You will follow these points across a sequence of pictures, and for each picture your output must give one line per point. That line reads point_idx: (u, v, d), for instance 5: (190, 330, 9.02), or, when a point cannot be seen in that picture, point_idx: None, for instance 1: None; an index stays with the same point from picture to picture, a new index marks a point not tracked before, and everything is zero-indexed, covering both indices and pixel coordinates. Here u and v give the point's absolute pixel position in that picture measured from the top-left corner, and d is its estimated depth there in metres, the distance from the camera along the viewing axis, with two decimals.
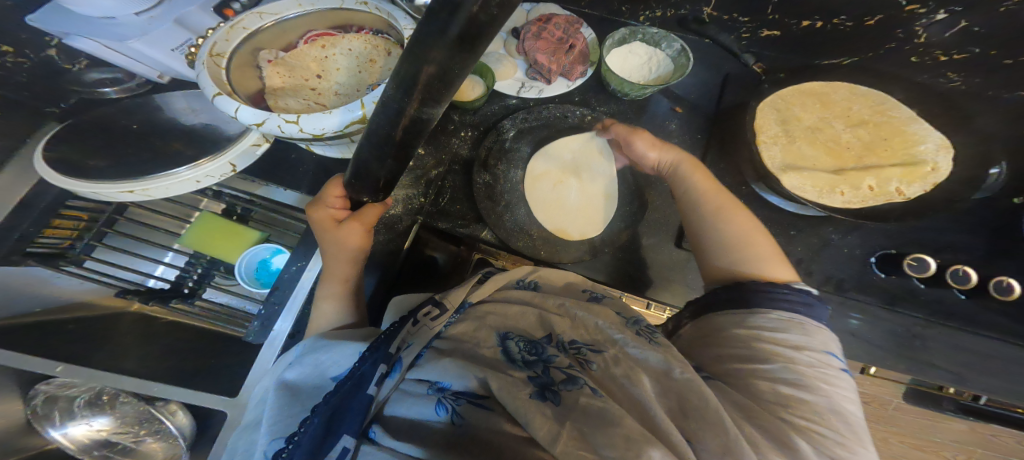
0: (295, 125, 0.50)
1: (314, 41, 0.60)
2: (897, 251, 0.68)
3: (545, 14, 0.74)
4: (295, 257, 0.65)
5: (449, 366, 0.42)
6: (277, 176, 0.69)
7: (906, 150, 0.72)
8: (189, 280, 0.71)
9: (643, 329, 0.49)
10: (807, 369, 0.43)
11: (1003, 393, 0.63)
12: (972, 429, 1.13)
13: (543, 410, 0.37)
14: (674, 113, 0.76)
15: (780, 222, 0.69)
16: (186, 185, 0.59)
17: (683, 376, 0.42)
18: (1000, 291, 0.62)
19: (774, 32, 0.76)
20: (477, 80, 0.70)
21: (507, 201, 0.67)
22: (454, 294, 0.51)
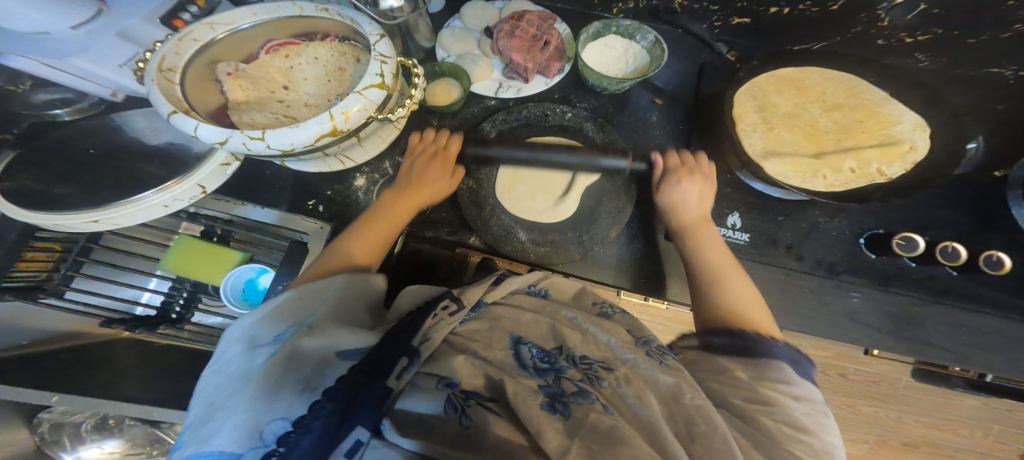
0: (261, 142, 0.47)
1: (276, 51, 0.58)
2: (885, 231, 0.64)
3: (517, 12, 0.71)
4: (279, 277, 0.59)
5: (461, 366, 0.42)
6: (253, 193, 0.68)
7: (883, 131, 0.68)
8: (176, 305, 0.68)
9: (655, 350, 0.46)
10: (808, 417, 0.39)
11: (1006, 369, 0.61)
12: (986, 405, 1.14)
13: (554, 424, 0.36)
14: (654, 105, 0.73)
15: (779, 207, 0.66)
16: (154, 210, 0.57)
17: (693, 401, 0.39)
18: (990, 265, 0.58)
19: (745, 19, 0.72)
20: (453, 83, 0.68)
21: (492, 205, 0.65)
22: (472, 291, 0.49)
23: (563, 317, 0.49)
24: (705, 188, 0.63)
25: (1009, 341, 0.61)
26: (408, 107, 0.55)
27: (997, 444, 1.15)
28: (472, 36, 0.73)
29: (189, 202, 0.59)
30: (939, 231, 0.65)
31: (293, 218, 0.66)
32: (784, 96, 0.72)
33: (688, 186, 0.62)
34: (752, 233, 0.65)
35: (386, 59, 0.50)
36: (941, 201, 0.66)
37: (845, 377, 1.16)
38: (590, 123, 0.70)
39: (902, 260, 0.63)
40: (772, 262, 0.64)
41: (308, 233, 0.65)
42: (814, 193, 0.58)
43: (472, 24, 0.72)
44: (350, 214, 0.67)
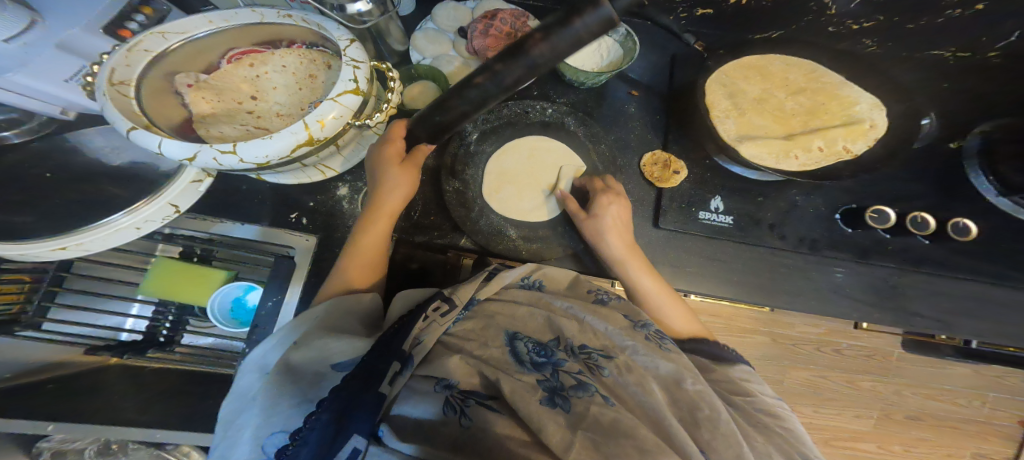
0: (233, 156, 0.46)
1: (240, 59, 0.57)
2: (857, 206, 0.65)
3: (490, 10, 0.70)
4: (269, 291, 0.60)
5: (456, 366, 0.41)
6: (229, 210, 0.66)
7: (844, 111, 0.69)
8: (163, 328, 0.67)
9: (653, 333, 0.47)
10: (776, 405, 0.46)
11: (985, 333, 0.63)
12: (976, 372, 1.18)
13: (555, 418, 0.37)
14: (631, 97, 0.73)
15: (759, 189, 0.67)
16: (126, 233, 0.56)
17: (695, 387, 0.41)
18: (957, 232, 0.62)
19: (708, 12, 0.73)
20: (430, 85, 0.68)
21: (480, 206, 0.64)
22: (463, 289, 0.47)
23: (558, 308, 0.49)
24: (620, 225, 0.60)
25: (986, 305, 0.63)
26: (385, 112, 0.55)
27: (990, 410, 1.18)
28: (445, 36, 0.72)
29: (162, 223, 0.59)
30: (911, 202, 0.66)
31: (276, 233, 0.65)
32: (751, 82, 0.73)
33: (611, 217, 0.59)
34: (734, 216, 0.65)
35: (358, 63, 0.50)
36: (910, 175, 0.68)
37: (839, 353, 1.17)
38: (572, 118, 0.70)
39: (878, 233, 0.64)
40: (755, 243, 0.64)
41: (294, 245, 0.64)
42: (790, 172, 0.60)
43: (444, 24, 0.72)
44: (335, 223, 0.66)
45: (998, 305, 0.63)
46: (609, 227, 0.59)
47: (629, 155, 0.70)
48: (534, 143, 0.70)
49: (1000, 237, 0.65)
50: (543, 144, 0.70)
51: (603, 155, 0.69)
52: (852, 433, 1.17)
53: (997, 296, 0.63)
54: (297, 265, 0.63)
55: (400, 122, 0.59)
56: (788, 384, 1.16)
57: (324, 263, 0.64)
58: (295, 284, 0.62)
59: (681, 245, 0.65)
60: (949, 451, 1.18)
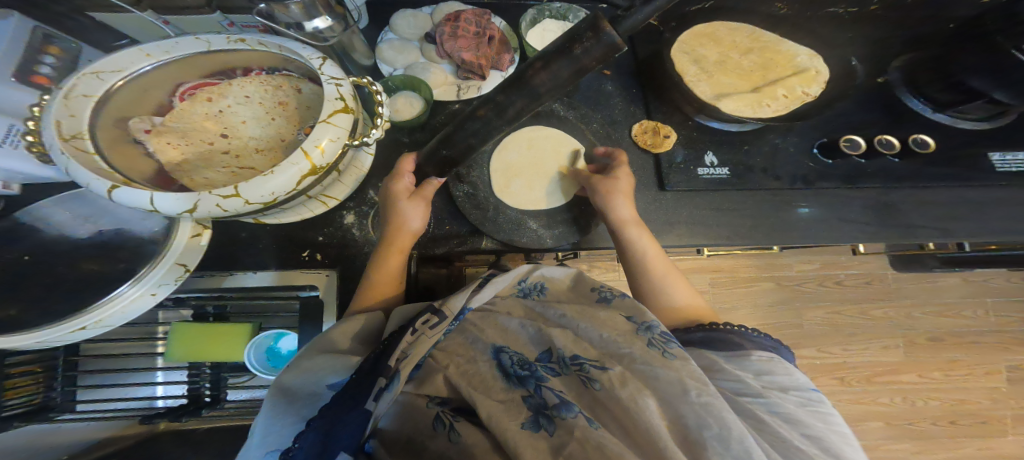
0: (238, 198, 0.42)
1: (193, 93, 0.55)
2: (829, 138, 0.69)
3: (451, 13, 0.72)
4: (303, 337, 0.58)
5: (440, 385, 0.48)
6: (233, 262, 0.62)
7: (790, 62, 0.74)
8: (205, 388, 0.65)
9: (657, 338, 0.44)
10: (800, 408, 0.39)
11: (981, 233, 0.66)
12: (967, 281, 1.34)
13: (536, 443, 0.40)
14: (604, 76, 0.75)
15: (741, 139, 0.69)
16: (142, 302, 0.50)
17: (700, 399, 0.38)
18: (920, 146, 0.67)
19: None
20: (413, 96, 0.66)
21: (495, 204, 0.64)
22: (453, 299, 0.48)
23: (551, 317, 0.50)
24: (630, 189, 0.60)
25: (973, 206, 0.66)
26: (382, 128, 0.52)
27: (991, 314, 1.33)
28: (412, 45, 0.72)
29: (174, 284, 0.51)
30: (876, 128, 0.70)
31: (291, 274, 0.61)
32: (706, 46, 0.76)
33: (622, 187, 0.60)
34: (729, 166, 0.68)
35: (340, 81, 0.47)
36: (867, 104, 0.72)
37: (841, 284, 1.32)
38: (559, 104, 0.72)
39: (854, 160, 0.67)
40: (750, 188, 0.67)
41: (314, 283, 0.61)
42: (767, 119, 0.64)
43: (406, 33, 0.72)
44: (353, 252, 0.63)
45: (982, 205, 0.67)
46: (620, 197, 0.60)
47: (619, 130, 0.72)
48: (535, 134, 0.70)
49: (961, 147, 0.69)
50: (542, 134, 0.71)
51: (598, 132, 0.71)
52: (888, 366, 1.28)
53: (978, 196, 0.67)
54: (323, 303, 0.60)
55: (409, 156, 0.61)
56: (807, 324, 1.29)
57: (349, 288, 0.62)
58: (328, 319, 0.60)
59: (686, 204, 0.67)
60: (977, 361, 1.30)
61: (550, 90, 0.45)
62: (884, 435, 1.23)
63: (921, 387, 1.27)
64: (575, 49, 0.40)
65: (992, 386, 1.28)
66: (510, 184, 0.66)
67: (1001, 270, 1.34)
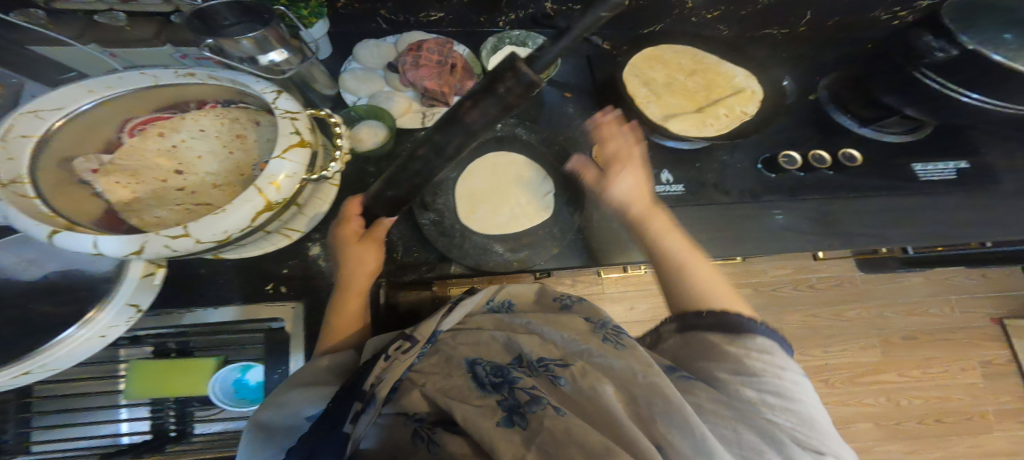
0: (187, 238, 0.41)
1: (144, 129, 0.54)
2: (771, 154, 0.73)
3: (413, 43, 0.73)
4: (271, 365, 0.57)
5: (418, 400, 0.45)
6: (189, 297, 0.60)
7: (728, 83, 0.79)
8: (170, 422, 0.61)
9: (610, 332, 0.48)
10: (791, 385, 0.39)
11: (920, 238, 0.70)
12: (931, 280, 1.42)
13: (510, 437, 0.38)
14: (565, 99, 0.78)
15: (693, 157, 0.73)
16: (90, 345, 0.47)
17: (647, 380, 0.40)
18: (848, 160, 0.72)
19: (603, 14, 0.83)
20: (376, 125, 0.66)
21: (461, 231, 0.63)
22: (426, 324, 0.48)
23: (517, 325, 0.51)
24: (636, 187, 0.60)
25: (913, 212, 0.70)
26: (340, 159, 0.52)
27: (958, 310, 1.40)
28: (377, 74, 0.73)
29: (128, 326, 0.49)
30: (813, 144, 0.75)
31: (254, 309, 0.59)
32: (654, 68, 0.80)
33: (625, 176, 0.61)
34: (684, 183, 0.71)
35: (295, 115, 0.47)
36: (804, 122, 0.77)
37: (815, 288, 1.37)
38: (521, 128, 0.73)
39: (795, 174, 0.71)
40: (704, 204, 0.70)
41: (280, 316, 0.59)
42: (712, 138, 0.69)
43: (371, 62, 0.74)
44: (317, 284, 0.61)
45: (922, 211, 0.70)
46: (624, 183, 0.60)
47: (580, 151, 0.74)
48: (500, 160, 0.71)
49: (889, 158, 0.74)
50: (507, 159, 0.72)
51: (560, 155, 0.71)
52: (868, 366, 1.33)
53: (914, 203, 0.71)
54: (290, 336, 0.58)
55: (356, 197, 0.60)
56: (788, 329, 1.33)
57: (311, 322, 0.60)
58: (296, 354, 0.58)
59: None
60: (951, 358, 1.36)
61: (485, 128, 0.45)
62: (875, 436, 1.28)
63: (903, 385, 1.32)
64: (497, 88, 0.40)
65: (968, 380, 1.34)
66: (474, 210, 0.65)
67: (961, 269, 1.42)
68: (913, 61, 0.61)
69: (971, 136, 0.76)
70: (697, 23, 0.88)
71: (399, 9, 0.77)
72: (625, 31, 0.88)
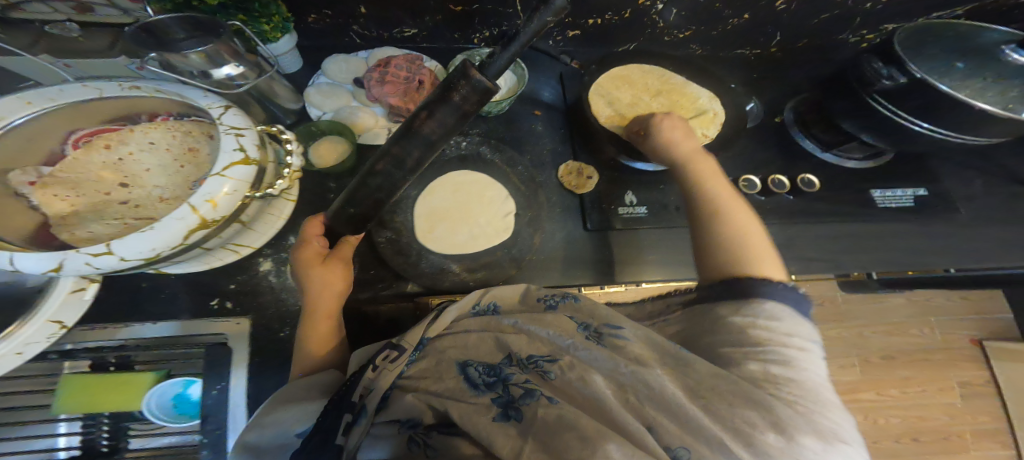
0: (109, 256, 0.39)
1: (88, 142, 0.53)
2: (733, 177, 0.73)
3: (382, 60, 0.73)
4: (210, 380, 0.57)
5: (412, 403, 0.44)
6: (129, 313, 0.57)
7: (694, 105, 0.80)
8: (103, 437, 0.59)
9: (593, 332, 0.44)
10: (799, 352, 0.37)
11: (875, 265, 0.70)
12: (912, 301, 1.42)
13: (506, 430, 0.37)
14: (535, 116, 0.79)
15: (658, 179, 0.73)
16: (2, 362, 0.44)
17: (630, 374, 0.37)
18: (806, 185, 0.73)
19: (576, 32, 0.84)
20: (337, 140, 0.65)
21: (418, 249, 0.63)
22: (412, 332, 0.49)
23: (503, 325, 0.48)
24: (680, 131, 0.65)
25: (869, 239, 0.71)
26: (288, 177, 0.51)
27: (939, 332, 1.40)
28: (343, 88, 0.72)
29: (48, 343, 0.46)
30: (774, 168, 0.76)
31: (196, 324, 0.58)
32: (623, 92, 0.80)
33: (670, 129, 0.65)
34: (648, 206, 0.71)
35: (241, 131, 0.46)
36: (767, 145, 0.79)
37: None
38: (486, 147, 0.73)
39: (755, 198, 0.72)
40: (665, 226, 0.70)
41: (224, 333, 0.58)
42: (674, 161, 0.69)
43: (338, 77, 0.72)
44: (267, 301, 0.59)
45: (876, 239, 0.71)
46: (674, 134, 0.64)
47: (546, 171, 0.74)
48: (463, 176, 0.71)
49: (847, 185, 0.75)
50: (471, 173, 0.71)
51: (523, 175, 0.72)
52: (848, 384, 1.33)
53: (873, 231, 0.72)
54: (232, 352, 0.57)
55: (317, 217, 0.57)
56: None
57: (258, 341, 0.58)
58: (237, 370, 0.57)
59: (611, 240, 0.69)
60: (931, 380, 1.36)
61: (443, 136, 0.44)
62: None
63: (882, 404, 1.32)
64: (451, 97, 0.40)
65: (947, 401, 1.35)
66: (427, 229, 0.65)
67: (941, 291, 1.43)
68: (863, 89, 0.62)
69: (930, 165, 0.78)
70: (669, 42, 0.90)
71: (373, 24, 0.75)
72: (599, 49, 0.89)
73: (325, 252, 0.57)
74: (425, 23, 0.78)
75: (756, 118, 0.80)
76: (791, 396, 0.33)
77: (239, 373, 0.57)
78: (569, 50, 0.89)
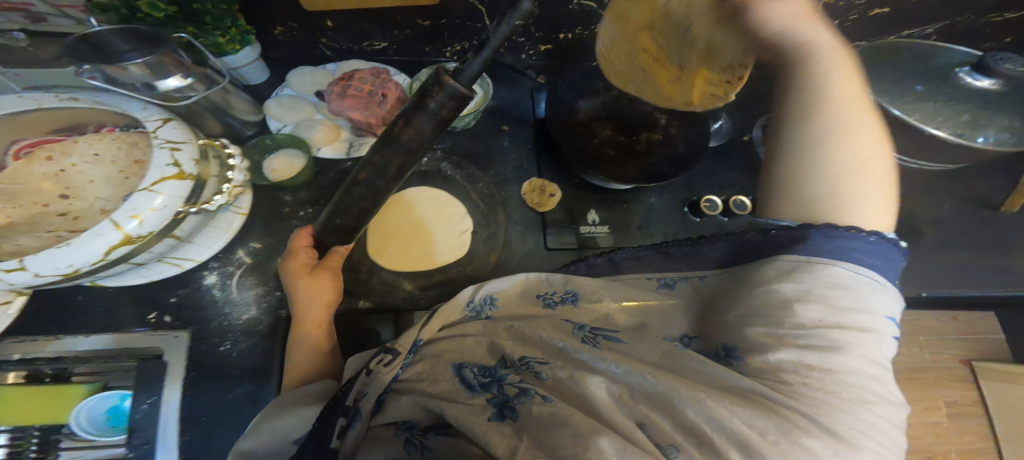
0: (24, 272, 0.38)
1: (31, 152, 0.51)
2: (695, 197, 0.73)
3: (348, 73, 0.73)
4: (140, 394, 0.55)
5: (407, 405, 0.46)
6: (68, 324, 0.57)
7: None
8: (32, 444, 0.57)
9: (589, 335, 0.45)
10: (862, 339, 0.31)
11: None
12: None
13: (501, 430, 0.40)
14: (502, 131, 0.78)
15: (622, 197, 0.73)
16: None
17: (621, 370, 0.38)
18: None
19: (548, 46, 0.84)
20: (294, 154, 0.65)
21: (369, 265, 0.63)
22: (406, 335, 0.48)
23: (501, 328, 0.49)
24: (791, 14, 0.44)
25: None
26: (227, 192, 0.51)
27: None
28: (307, 100, 0.71)
29: None
30: (738, 188, 0.76)
31: (131, 337, 0.57)
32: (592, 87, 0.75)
33: (773, 10, 0.44)
34: (610, 224, 0.70)
35: (177, 145, 0.45)
36: (733, 164, 0.78)
37: None
38: (447, 163, 0.74)
39: (718, 218, 0.72)
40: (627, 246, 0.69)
41: (160, 346, 0.57)
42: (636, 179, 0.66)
43: (303, 89, 0.72)
44: (211, 315, 0.59)
45: None
46: (771, 10, 0.44)
47: (510, 187, 0.73)
48: (422, 194, 0.72)
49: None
50: (429, 192, 0.72)
51: (483, 193, 0.72)
52: None
53: None
54: (167, 367, 0.56)
55: (304, 229, 0.57)
56: None
57: (200, 357, 0.57)
58: (172, 384, 0.56)
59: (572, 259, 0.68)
60: (916, 400, 1.34)
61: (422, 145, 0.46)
62: None
63: None
64: (428, 104, 0.42)
65: None
66: (382, 245, 0.66)
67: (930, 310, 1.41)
68: None
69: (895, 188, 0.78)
70: None
71: (343, 37, 0.74)
72: (572, 62, 0.89)
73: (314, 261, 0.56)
74: (395, 37, 0.76)
75: (721, 137, 0.80)
76: (829, 388, 0.29)
77: (172, 387, 0.56)
78: (543, 63, 0.88)
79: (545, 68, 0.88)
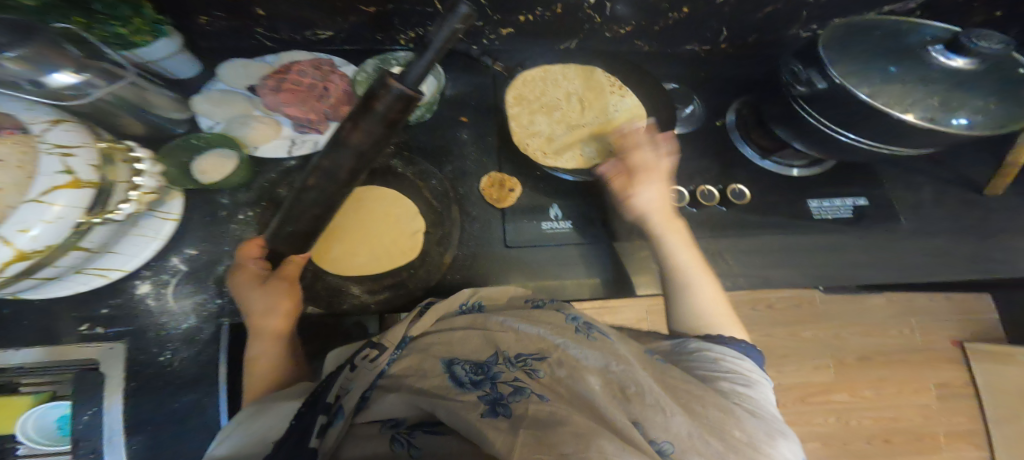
0: None
1: None
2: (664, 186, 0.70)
3: (285, 64, 0.70)
4: (80, 406, 0.53)
5: (394, 403, 0.39)
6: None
7: (623, 109, 0.76)
8: None
9: (582, 326, 0.46)
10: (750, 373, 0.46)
11: (806, 280, 0.67)
12: (892, 301, 1.38)
13: (496, 425, 0.34)
14: (460, 123, 0.74)
15: (586, 189, 0.69)
16: None
17: (620, 369, 0.38)
18: (736, 196, 0.70)
19: (508, 29, 0.79)
20: (226, 154, 0.61)
21: (313, 269, 0.60)
22: (393, 331, 0.46)
23: (494, 323, 0.46)
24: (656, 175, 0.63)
25: (807, 253, 0.67)
26: None
27: (920, 334, 1.36)
28: (239, 94, 0.67)
29: None
30: (708, 176, 0.72)
31: (66, 349, 0.55)
32: (536, 91, 0.77)
33: (647, 190, 0.62)
34: (573, 219, 0.67)
35: (70, 150, 0.41)
36: (704, 151, 0.75)
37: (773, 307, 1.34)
38: (398, 159, 0.70)
39: (685, 209, 0.69)
40: (590, 242, 0.66)
41: (97, 357, 0.55)
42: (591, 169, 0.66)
43: (235, 83, 0.67)
44: (146, 326, 0.56)
45: (813, 252, 0.68)
46: (648, 197, 0.61)
47: (468, 182, 0.70)
48: (371, 193, 0.68)
49: (783, 195, 0.71)
50: (377, 190, 0.69)
51: (436, 190, 0.68)
52: (821, 386, 1.30)
53: (808, 243, 0.68)
54: (105, 379, 0.54)
55: (254, 240, 0.55)
56: None
57: (135, 368, 0.55)
58: (112, 395, 0.54)
59: (530, 256, 0.65)
60: (909, 382, 1.32)
61: (372, 146, 0.46)
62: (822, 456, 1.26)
63: (853, 406, 1.30)
64: (374, 106, 0.42)
65: (922, 402, 1.31)
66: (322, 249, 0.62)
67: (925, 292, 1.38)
68: (789, 93, 0.58)
69: (874, 172, 0.74)
70: (611, 38, 0.83)
71: (282, 25, 0.69)
72: (537, 46, 0.83)
73: (263, 272, 0.54)
74: (340, 23, 0.71)
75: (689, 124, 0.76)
76: (753, 408, 0.40)
77: (113, 398, 0.54)
78: (506, 48, 0.83)
79: (507, 53, 0.83)
